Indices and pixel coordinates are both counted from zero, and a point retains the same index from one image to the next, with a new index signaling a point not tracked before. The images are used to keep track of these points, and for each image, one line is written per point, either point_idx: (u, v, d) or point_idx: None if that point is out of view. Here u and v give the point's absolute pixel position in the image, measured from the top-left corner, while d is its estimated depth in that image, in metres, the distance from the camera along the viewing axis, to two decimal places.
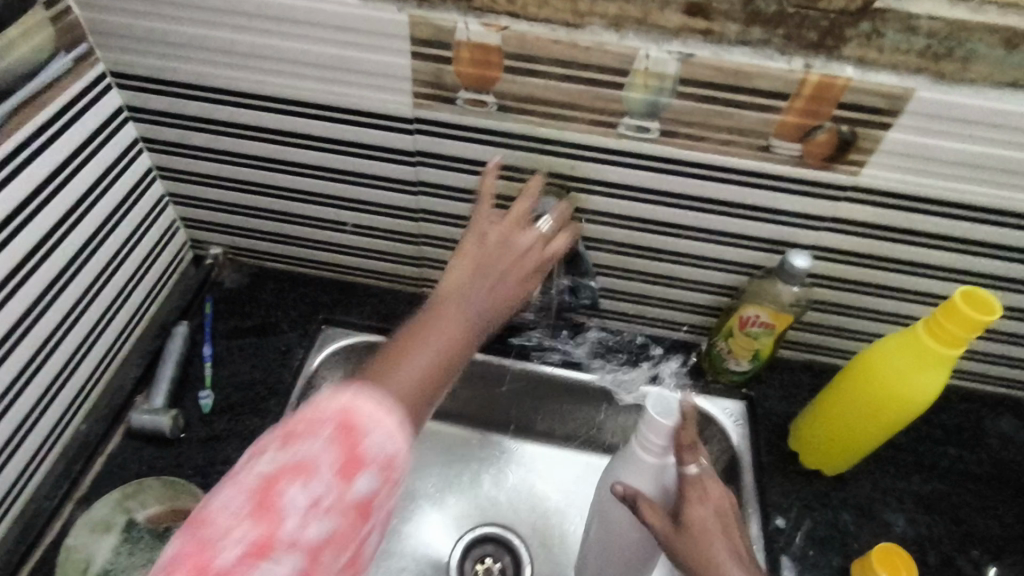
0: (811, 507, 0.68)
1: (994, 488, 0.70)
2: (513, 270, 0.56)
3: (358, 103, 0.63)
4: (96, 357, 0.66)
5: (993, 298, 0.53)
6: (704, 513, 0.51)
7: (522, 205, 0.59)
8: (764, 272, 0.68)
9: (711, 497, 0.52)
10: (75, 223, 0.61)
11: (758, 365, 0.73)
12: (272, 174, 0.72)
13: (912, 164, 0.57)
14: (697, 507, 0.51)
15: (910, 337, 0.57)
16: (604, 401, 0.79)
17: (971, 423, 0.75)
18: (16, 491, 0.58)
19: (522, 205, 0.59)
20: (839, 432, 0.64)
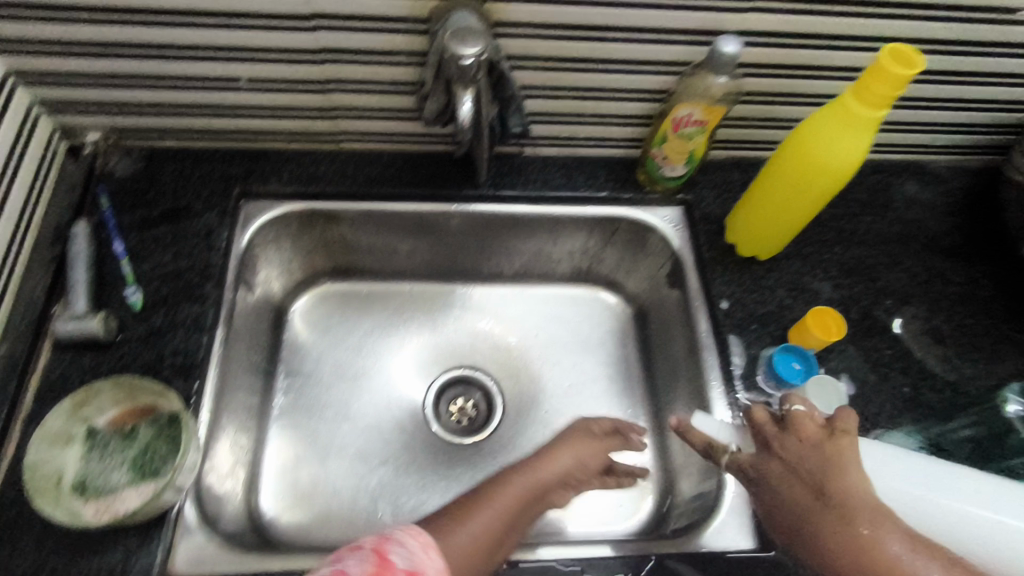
0: (750, 290, 0.72)
1: (901, 246, 0.77)
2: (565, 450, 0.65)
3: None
4: None
5: (918, 53, 0.51)
6: (785, 478, 0.49)
7: (581, 425, 0.67)
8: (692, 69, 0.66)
9: (778, 482, 0.50)
10: None
11: (692, 169, 0.73)
12: (135, 28, 0.61)
13: None
14: (791, 492, 0.48)
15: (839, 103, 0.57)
16: (548, 230, 0.79)
17: (877, 191, 0.81)
18: None
19: (582, 422, 0.68)
20: (775, 213, 0.67)
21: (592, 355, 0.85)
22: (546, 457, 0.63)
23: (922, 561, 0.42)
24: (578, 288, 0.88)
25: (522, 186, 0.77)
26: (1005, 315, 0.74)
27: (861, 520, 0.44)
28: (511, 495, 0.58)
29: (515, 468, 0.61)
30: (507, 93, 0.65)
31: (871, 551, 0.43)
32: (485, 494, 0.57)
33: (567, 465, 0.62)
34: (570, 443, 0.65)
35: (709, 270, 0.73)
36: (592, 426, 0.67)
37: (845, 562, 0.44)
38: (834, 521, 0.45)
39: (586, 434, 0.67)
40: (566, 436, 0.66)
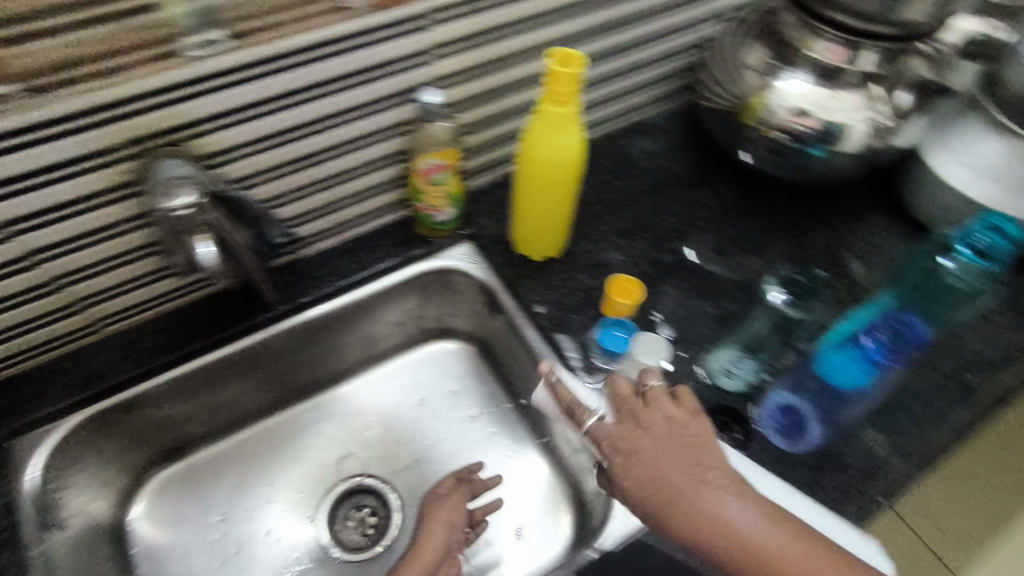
0: (554, 286, 0.77)
1: (656, 193, 0.87)
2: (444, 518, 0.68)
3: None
4: None
5: (577, 52, 0.59)
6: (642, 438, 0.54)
7: (431, 499, 0.71)
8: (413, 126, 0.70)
9: (647, 423, 0.54)
10: None
11: (460, 206, 0.77)
12: None
13: None
14: (637, 438, 0.54)
15: (541, 109, 0.63)
16: (359, 315, 0.79)
17: (619, 156, 0.91)
18: None
19: (428, 497, 0.71)
20: (544, 214, 0.73)
21: (455, 405, 0.87)
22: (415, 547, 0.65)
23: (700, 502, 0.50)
24: (419, 349, 0.90)
25: (315, 286, 0.76)
26: (753, 215, 0.86)
27: (713, 482, 0.51)
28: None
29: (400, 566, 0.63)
30: (251, 213, 0.64)
31: (714, 513, 0.49)
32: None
33: (428, 550, 0.65)
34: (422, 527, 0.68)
35: (515, 284, 0.78)
36: (429, 497, 0.71)
37: (692, 521, 0.50)
38: (715, 494, 0.50)
39: (434, 505, 0.70)
40: (420, 521, 0.69)
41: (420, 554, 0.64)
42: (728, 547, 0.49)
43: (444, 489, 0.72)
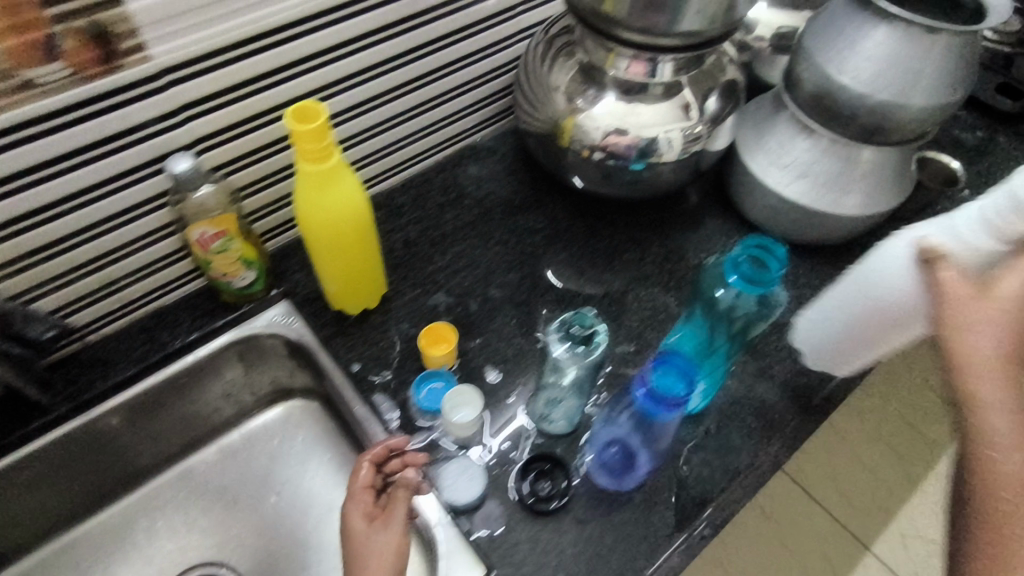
0: (374, 340, 0.73)
1: (487, 221, 0.83)
2: (384, 527, 0.57)
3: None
4: None
5: (313, 103, 0.53)
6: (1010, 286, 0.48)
7: (355, 521, 0.57)
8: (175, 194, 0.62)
9: (972, 302, 0.48)
10: None
11: (259, 267, 0.71)
12: None
13: (189, 19, 0.52)
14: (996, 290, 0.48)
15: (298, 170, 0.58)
16: (169, 396, 0.73)
17: (448, 187, 0.86)
18: None
19: (351, 525, 0.57)
20: (345, 265, 0.68)
21: (303, 471, 0.83)
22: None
23: (1001, 385, 0.45)
24: (267, 412, 0.86)
25: (109, 374, 0.69)
26: (587, 232, 0.83)
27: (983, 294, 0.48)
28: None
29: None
30: None
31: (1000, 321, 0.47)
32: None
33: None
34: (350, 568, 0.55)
35: (333, 342, 0.73)
36: (355, 517, 0.58)
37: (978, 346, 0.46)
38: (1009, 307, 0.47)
39: (362, 543, 0.56)
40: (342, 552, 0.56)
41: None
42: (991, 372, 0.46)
43: (368, 478, 0.60)
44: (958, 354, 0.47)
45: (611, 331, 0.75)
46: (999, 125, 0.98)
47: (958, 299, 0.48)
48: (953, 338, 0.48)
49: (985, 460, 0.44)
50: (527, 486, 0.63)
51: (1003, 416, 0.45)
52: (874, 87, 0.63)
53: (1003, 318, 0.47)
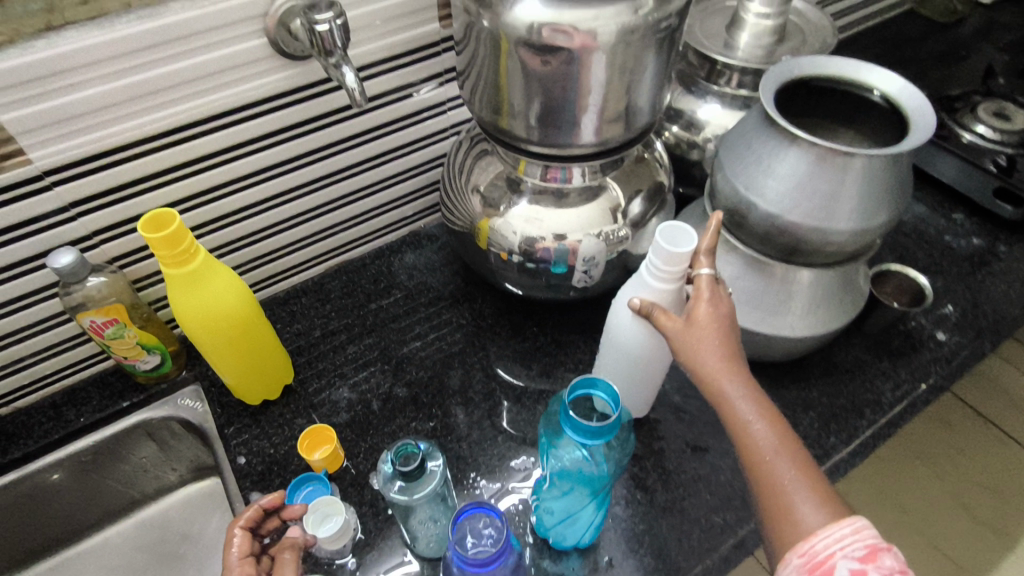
0: (267, 434, 0.71)
1: (410, 313, 0.81)
2: None
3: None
4: None
5: (166, 210, 0.54)
6: (709, 306, 0.52)
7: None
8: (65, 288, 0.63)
9: (693, 329, 0.51)
10: None
11: (164, 352, 0.71)
12: None
13: (68, 128, 0.55)
14: (703, 309, 0.52)
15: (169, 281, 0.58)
16: (74, 475, 0.74)
17: (380, 276, 0.85)
18: None
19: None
20: (240, 362, 0.67)
21: (210, 555, 0.80)
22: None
23: (731, 377, 0.49)
24: (184, 488, 0.83)
25: (11, 448, 0.70)
26: (511, 333, 0.79)
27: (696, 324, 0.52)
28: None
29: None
30: None
31: (709, 350, 0.50)
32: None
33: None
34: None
35: (227, 432, 0.72)
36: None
37: (697, 368, 0.50)
38: (717, 334, 0.51)
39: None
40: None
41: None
42: (722, 395, 0.49)
43: (246, 542, 0.55)
44: (695, 370, 0.51)
45: (514, 443, 0.70)
46: (1002, 234, 0.88)
47: (673, 331, 0.52)
48: (684, 358, 0.51)
49: (748, 440, 0.47)
50: None
51: (746, 403, 0.48)
52: (784, 206, 0.57)
53: (712, 324, 0.51)
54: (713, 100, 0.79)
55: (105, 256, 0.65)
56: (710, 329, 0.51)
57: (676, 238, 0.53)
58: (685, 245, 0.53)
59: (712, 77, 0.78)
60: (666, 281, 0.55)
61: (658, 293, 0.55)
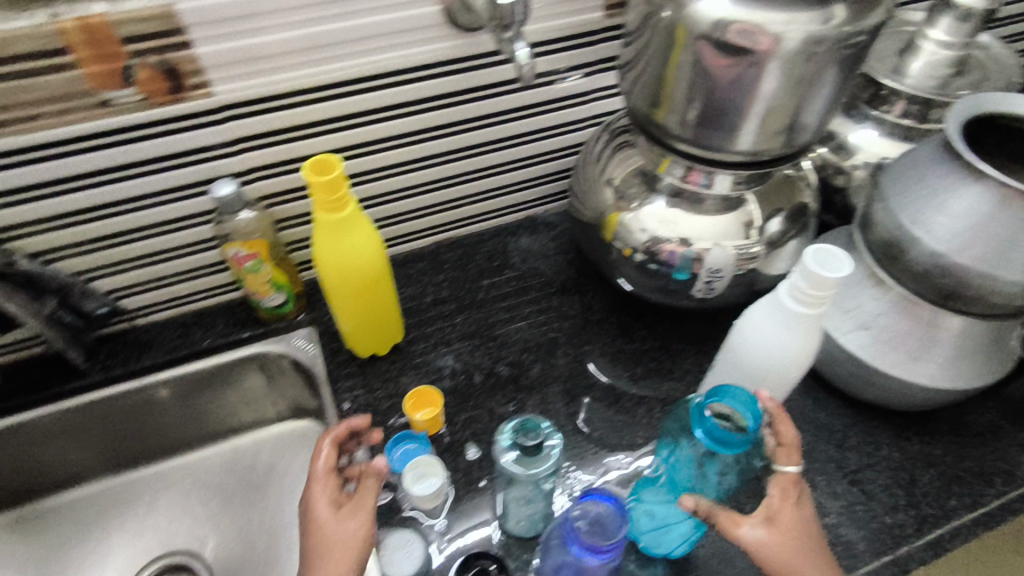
0: (373, 388, 0.73)
1: (520, 296, 0.82)
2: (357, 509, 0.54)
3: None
4: None
5: (331, 156, 0.57)
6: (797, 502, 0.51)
7: (325, 504, 0.54)
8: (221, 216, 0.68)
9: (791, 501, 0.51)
10: None
11: (289, 292, 0.75)
12: None
13: (250, 68, 0.59)
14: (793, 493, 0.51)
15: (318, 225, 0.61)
16: (195, 392, 0.78)
17: (495, 254, 0.86)
18: None
19: (321, 509, 0.54)
20: (359, 311, 0.70)
21: (296, 491, 0.83)
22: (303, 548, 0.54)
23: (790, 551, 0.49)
24: (280, 426, 0.86)
25: (142, 359, 0.76)
26: (618, 331, 0.78)
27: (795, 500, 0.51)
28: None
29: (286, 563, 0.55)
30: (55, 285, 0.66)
31: (807, 524, 0.51)
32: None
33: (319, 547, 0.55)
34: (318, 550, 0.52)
35: (335, 379, 0.74)
36: (321, 498, 0.55)
37: (776, 505, 0.51)
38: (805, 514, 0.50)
39: (334, 527, 0.53)
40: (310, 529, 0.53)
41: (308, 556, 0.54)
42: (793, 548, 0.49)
43: (332, 455, 0.58)
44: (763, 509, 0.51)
45: (609, 442, 0.69)
46: None
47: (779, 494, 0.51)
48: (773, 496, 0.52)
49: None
50: None
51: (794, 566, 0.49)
52: (951, 246, 0.53)
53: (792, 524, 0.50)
54: (871, 126, 0.75)
55: (258, 193, 0.69)
56: (808, 525, 0.51)
57: (825, 262, 0.50)
58: (835, 272, 0.50)
59: (874, 102, 0.74)
60: (807, 303, 0.52)
61: (798, 317, 0.53)
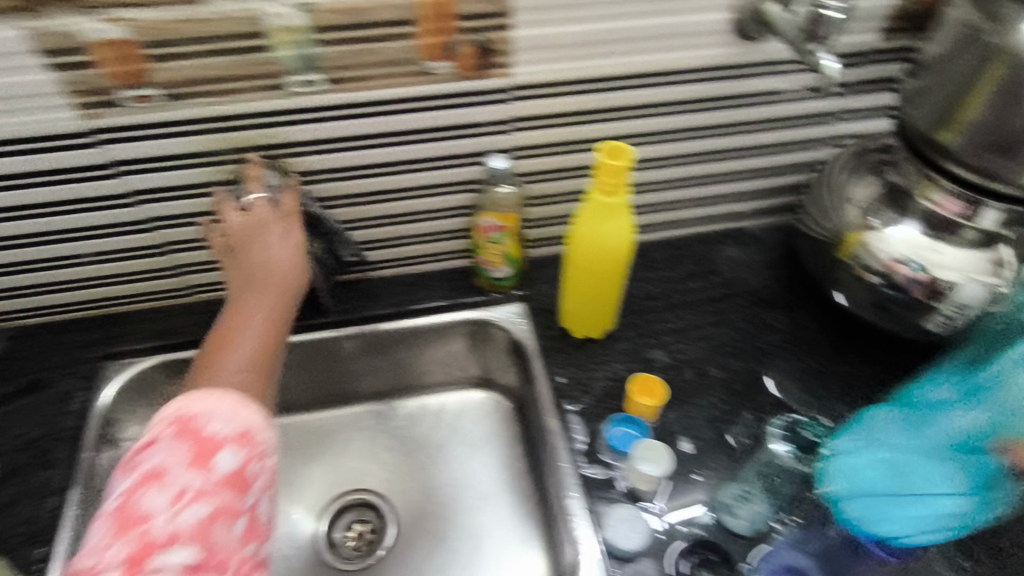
0: (587, 370, 0.77)
1: (728, 304, 0.83)
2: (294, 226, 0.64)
3: (10, 131, 0.59)
4: None
5: (626, 146, 0.60)
6: None
7: (256, 253, 0.61)
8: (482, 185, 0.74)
9: None
10: None
11: (517, 266, 0.80)
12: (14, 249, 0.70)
13: (551, 54, 0.63)
14: None
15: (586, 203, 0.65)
16: (411, 346, 0.84)
17: (703, 259, 0.87)
18: None
19: (272, 235, 0.62)
20: (593, 292, 0.74)
21: (474, 454, 0.88)
22: (236, 311, 0.58)
23: None
24: (459, 392, 0.92)
25: (373, 308, 0.83)
26: (831, 352, 0.78)
27: None
28: (239, 364, 0.54)
29: (224, 329, 0.57)
30: (327, 229, 0.73)
31: None
32: (220, 355, 0.54)
33: (252, 311, 0.58)
34: (271, 288, 0.60)
35: (549, 355, 0.78)
36: (273, 236, 0.62)
37: None
38: None
39: (287, 258, 0.62)
40: (261, 276, 0.60)
41: (243, 319, 0.57)
42: None
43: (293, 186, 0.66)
44: None
45: None
46: None
47: None
48: None
49: None
50: (685, 567, 0.61)
51: None
52: None
53: None
54: None
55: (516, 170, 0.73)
56: None
57: None
58: None
59: None
60: None
61: None
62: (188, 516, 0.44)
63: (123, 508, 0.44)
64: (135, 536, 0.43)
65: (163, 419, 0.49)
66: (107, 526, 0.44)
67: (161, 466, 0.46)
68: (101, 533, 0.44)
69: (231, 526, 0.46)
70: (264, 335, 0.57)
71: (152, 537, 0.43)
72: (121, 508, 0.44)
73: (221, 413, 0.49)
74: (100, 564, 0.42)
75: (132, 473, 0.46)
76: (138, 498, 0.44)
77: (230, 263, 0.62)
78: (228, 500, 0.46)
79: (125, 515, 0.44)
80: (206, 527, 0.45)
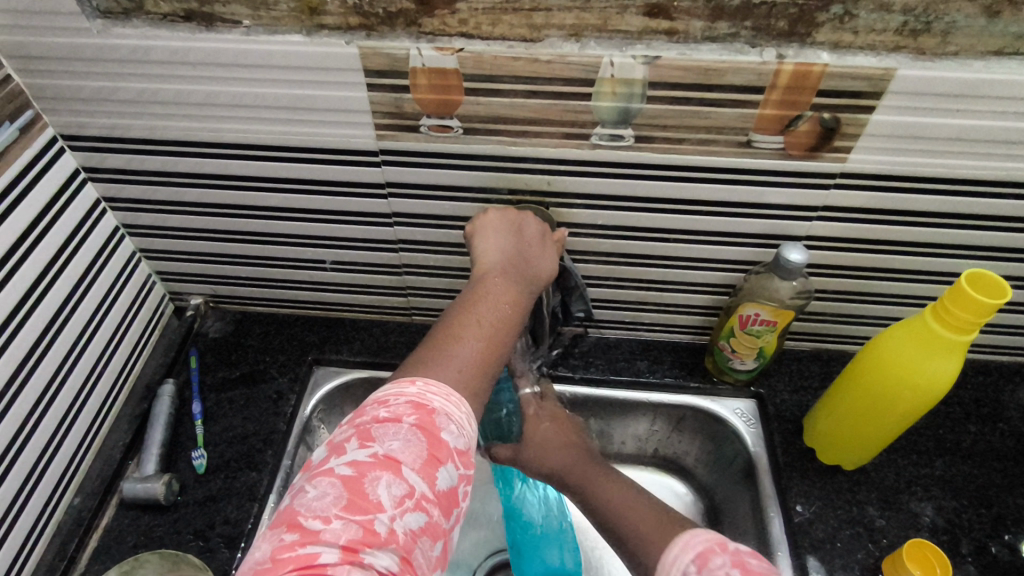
0: (834, 505, 0.65)
1: (1020, 464, 0.68)
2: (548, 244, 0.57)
3: (310, 141, 0.57)
4: (74, 442, 0.65)
5: (1002, 281, 0.50)
6: None
7: (505, 238, 0.55)
8: (759, 269, 0.64)
9: None
10: (27, 315, 0.57)
11: (764, 363, 0.69)
12: (268, 246, 0.70)
13: (904, 145, 0.52)
14: None
15: (916, 327, 0.54)
16: (621, 416, 0.74)
17: (985, 397, 0.73)
18: (21, 560, 0.59)
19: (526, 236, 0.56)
20: (864, 425, 0.61)
21: None
22: (480, 294, 0.49)
23: None
24: (644, 471, 0.77)
25: (586, 368, 0.75)
26: None
27: None
28: (466, 360, 0.44)
29: (457, 311, 0.48)
30: (570, 283, 0.67)
31: None
32: (442, 340, 0.45)
33: (488, 303, 0.48)
34: (514, 284, 0.51)
35: (785, 475, 0.67)
36: (529, 226, 0.57)
37: None
38: None
39: (535, 255, 0.55)
40: (508, 266, 0.52)
41: (479, 306, 0.48)
42: None
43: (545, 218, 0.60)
44: None
45: None
46: None
47: None
48: None
49: None
50: None
51: None
52: None
53: None
54: None
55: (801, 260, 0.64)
56: None
57: None
58: None
59: None
60: None
61: None
62: (408, 526, 0.35)
63: (354, 484, 0.35)
64: (361, 518, 0.34)
65: (402, 398, 0.39)
66: (331, 495, 0.34)
67: (399, 453, 0.36)
68: (326, 496, 0.34)
69: (433, 550, 0.36)
70: (492, 334, 0.47)
71: (373, 531, 0.34)
72: (354, 479, 0.35)
73: (459, 421, 0.40)
74: (320, 532, 0.33)
75: (366, 448, 0.36)
76: (371, 474, 0.35)
77: (488, 241, 0.55)
78: (438, 517, 0.37)
79: (355, 493, 0.34)
80: (417, 546, 0.35)
